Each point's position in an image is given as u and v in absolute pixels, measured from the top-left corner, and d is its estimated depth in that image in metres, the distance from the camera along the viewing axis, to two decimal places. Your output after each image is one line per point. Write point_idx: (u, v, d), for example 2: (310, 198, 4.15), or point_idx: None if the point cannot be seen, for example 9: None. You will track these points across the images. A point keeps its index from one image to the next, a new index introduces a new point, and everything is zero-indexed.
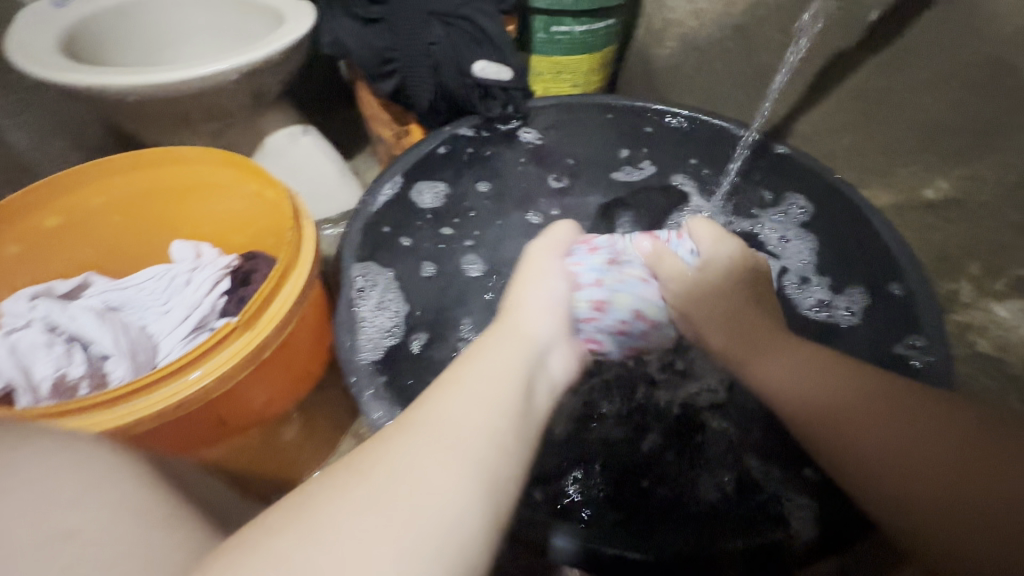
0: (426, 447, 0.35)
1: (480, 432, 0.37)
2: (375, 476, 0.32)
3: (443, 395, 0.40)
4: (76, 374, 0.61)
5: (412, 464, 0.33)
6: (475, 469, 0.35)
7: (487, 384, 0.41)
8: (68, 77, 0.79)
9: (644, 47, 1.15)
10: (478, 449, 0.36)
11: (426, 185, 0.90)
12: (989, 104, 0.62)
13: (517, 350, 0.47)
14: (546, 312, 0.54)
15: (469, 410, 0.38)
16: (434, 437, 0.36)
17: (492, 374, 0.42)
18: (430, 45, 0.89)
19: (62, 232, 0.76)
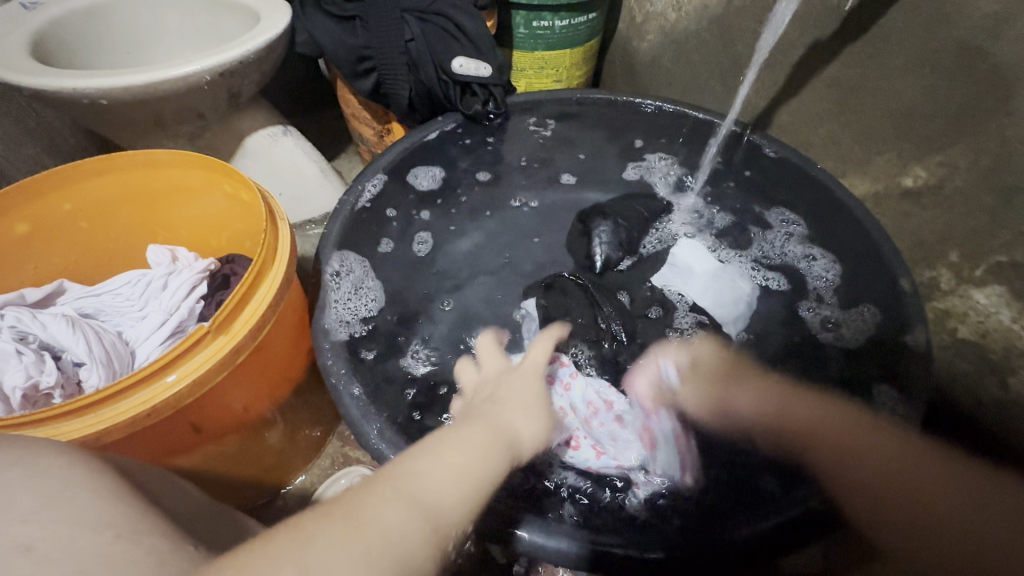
0: (399, 510, 0.34)
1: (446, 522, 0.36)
2: (350, 524, 0.32)
3: (421, 464, 0.39)
4: (48, 383, 0.60)
5: (384, 527, 0.32)
6: (435, 548, 0.34)
7: (465, 472, 0.40)
8: (37, 80, 0.77)
9: (626, 41, 1.15)
10: (439, 526, 0.35)
11: (421, 169, 0.91)
12: (960, 89, 0.63)
13: (502, 448, 0.45)
14: (539, 413, 0.53)
15: (448, 487, 0.38)
16: (410, 508, 0.35)
17: (476, 468, 0.41)
18: (407, 42, 0.88)
19: (34, 238, 0.75)
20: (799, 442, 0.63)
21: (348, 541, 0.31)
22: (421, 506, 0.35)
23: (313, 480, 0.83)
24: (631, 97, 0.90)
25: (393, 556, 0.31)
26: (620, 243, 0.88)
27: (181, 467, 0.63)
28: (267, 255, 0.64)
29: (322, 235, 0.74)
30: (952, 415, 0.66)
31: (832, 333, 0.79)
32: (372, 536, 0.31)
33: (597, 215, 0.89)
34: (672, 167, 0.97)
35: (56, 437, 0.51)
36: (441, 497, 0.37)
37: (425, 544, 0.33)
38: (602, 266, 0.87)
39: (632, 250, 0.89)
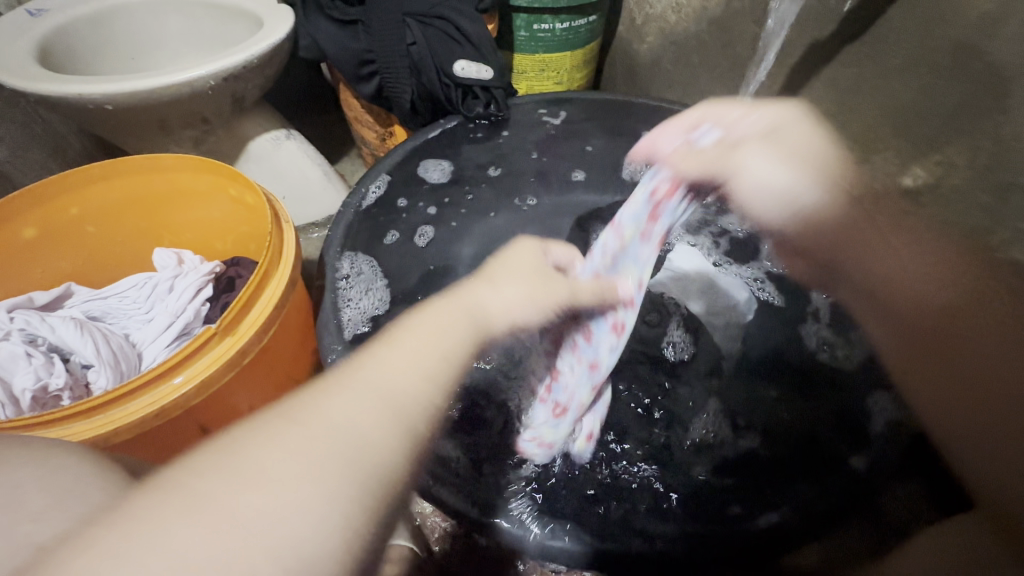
0: (346, 401, 0.34)
1: (392, 401, 0.35)
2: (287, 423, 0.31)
3: (383, 357, 0.38)
4: (58, 385, 0.61)
5: (323, 416, 0.32)
6: (403, 435, 0.34)
7: (431, 352, 0.39)
8: (43, 86, 0.78)
9: (626, 44, 1.16)
10: (405, 412, 0.35)
11: (432, 162, 0.92)
12: (955, 88, 0.62)
13: (462, 324, 0.42)
14: (518, 279, 0.48)
15: (413, 371, 0.37)
16: (358, 400, 0.34)
17: (430, 347, 0.39)
18: (408, 46, 0.89)
19: (42, 242, 0.76)
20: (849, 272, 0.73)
21: (307, 436, 0.31)
22: (382, 396, 0.35)
23: None
24: (654, 102, 0.88)
25: (359, 452, 0.31)
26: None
27: None
28: (273, 256, 0.65)
29: (327, 237, 0.75)
30: None
31: (825, 353, 0.79)
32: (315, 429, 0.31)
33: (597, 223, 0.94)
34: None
35: (64, 437, 0.52)
36: (405, 385, 0.36)
37: (393, 436, 0.33)
38: None
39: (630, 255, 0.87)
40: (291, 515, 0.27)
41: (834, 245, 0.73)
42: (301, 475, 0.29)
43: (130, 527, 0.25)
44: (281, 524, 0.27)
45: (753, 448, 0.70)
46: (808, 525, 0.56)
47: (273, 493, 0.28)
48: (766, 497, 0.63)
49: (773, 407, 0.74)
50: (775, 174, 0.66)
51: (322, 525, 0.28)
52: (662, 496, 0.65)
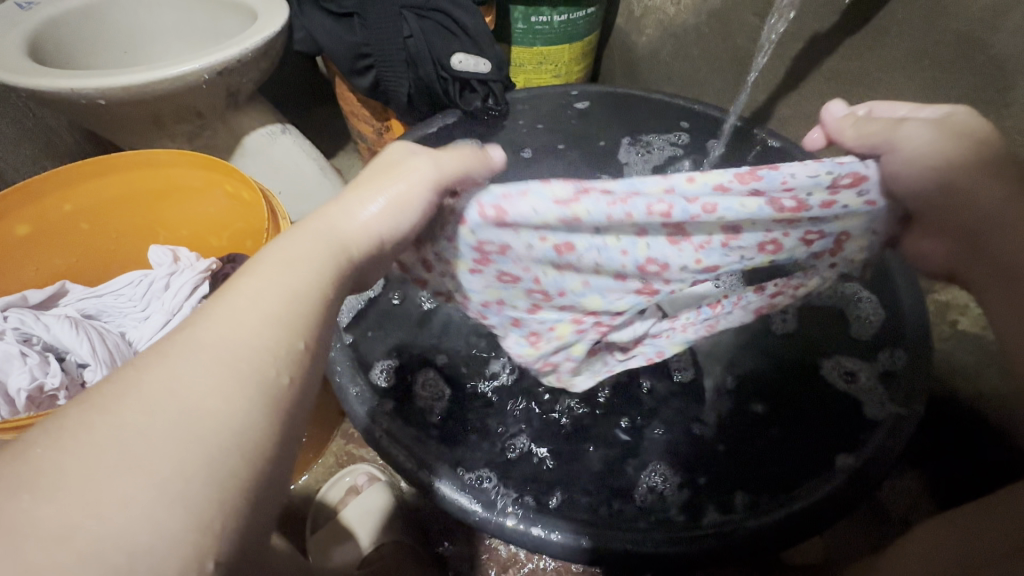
0: (184, 367, 0.30)
1: (238, 360, 0.32)
2: (122, 402, 0.28)
3: (225, 307, 0.34)
4: (53, 385, 0.61)
5: (155, 386, 0.29)
6: (260, 395, 0.31)
7: (274, 293, 0.35)
8: (35, 80, 0.77)
9: (624, 36, 1.15)
10: (259, 367, 0.32)
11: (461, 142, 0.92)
12: (959, 80, 0.63)
13: (317, 258, 0.39)
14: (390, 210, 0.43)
15: (257, 322, 0.33)
16: (193, 363, 0.30)
17: (270, 295, 0.35)
18: (405, 38, 0.88)
19: (33, 240, 0.74)
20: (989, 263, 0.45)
21: (155, 418, 0.28)
22: (232, 355, 0.31)
23: (316, 479, 0.83)
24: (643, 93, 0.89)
25: (213, 426, 0.29)
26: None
27: None
28: None
29: None
30: (957, 408, 0.63)
31: (847, 384, 0.68)
32: (149, 406, 0.28)
33: None
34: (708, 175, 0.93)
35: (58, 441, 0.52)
36: (251, 335, 0.33)
37: (249, 400, 0.31)
38: None
39: None
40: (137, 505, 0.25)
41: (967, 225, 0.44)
42: (133, 465, 0.26)
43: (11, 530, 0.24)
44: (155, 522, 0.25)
45: (756, 419, 0.68)
46: (789, 521, 0.54)
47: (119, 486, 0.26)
48: (769, 477, 0.62)
49: (771, 379, 0.72)
50: (941, 149, 0.43)
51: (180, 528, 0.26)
52: (657, 474, 0.65)
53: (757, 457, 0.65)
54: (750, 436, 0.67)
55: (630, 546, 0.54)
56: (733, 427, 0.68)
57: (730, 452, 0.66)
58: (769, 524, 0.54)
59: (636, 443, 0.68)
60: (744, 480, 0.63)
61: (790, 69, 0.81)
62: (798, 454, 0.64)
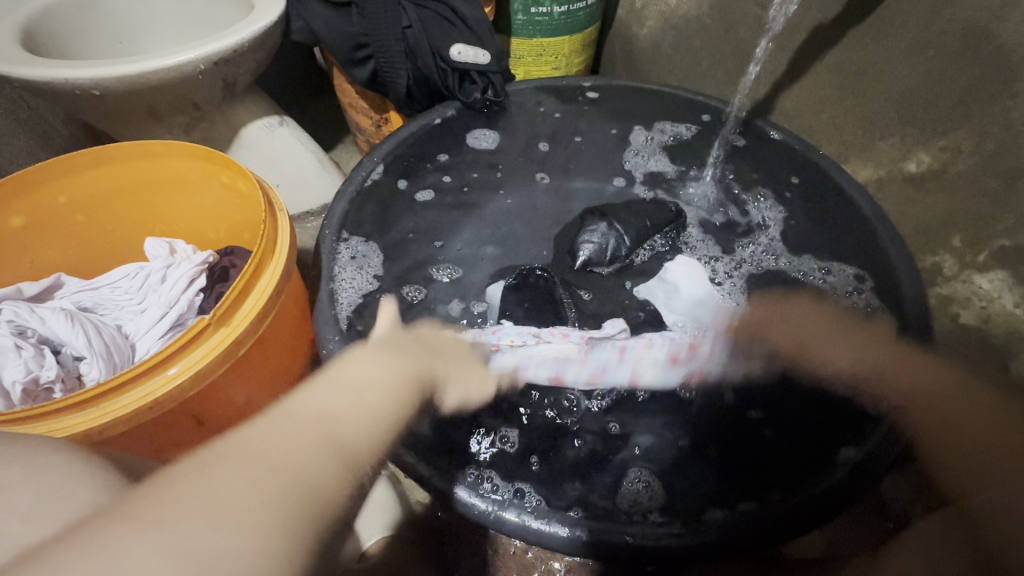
0: (291, 444, 0.36)
1: (333, 445, 0.38)
2: (239, 457, 0.33)
3: (320, 400, 0.41)
4: (49, 378, 0.60)
5: (267, 450, 0.34)
6: (348, 470, 0.37)
7: (360, 407, 0.42)
8: (29, 70, 0.76)
9: (624, 27, 1.14)
10: (343, 453, 0.38)
11: (481, 132, 0.93)
12: (963, 71, 0.62)
13: (372, 391, 0.45)
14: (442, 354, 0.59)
15: (343, 419, 0.40)
16: (301, 442, 0.36)
17: (350, 407, 0.42)
18: (403, 29, 0.87)
19: (28, 232, 0.74)
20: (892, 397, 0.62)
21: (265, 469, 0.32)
22: (327, 440, 0.37)
23: None
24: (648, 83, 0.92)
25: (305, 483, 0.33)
26: (624, 243, 0.80)
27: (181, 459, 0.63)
28: (266, 247, 0.64)
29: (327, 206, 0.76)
30: None
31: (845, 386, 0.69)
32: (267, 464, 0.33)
33: (596, 217, 0.82)
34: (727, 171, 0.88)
35: (55, 435, 0.51)
36: (340, 427, 0.39)
37: (337, 472, 0.36)
38: (582, 263, 0.80)
39: (641, 240, 0.81)
40: (248, 539, 0.28)
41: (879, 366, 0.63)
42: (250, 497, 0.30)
43: (116, 539, 0.26)
44: (232, 533, 0.28)
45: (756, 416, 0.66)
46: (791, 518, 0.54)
47: (237, 523, 0.28)
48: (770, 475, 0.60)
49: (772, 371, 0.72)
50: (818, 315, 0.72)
51: (274, 547, 0.29)
52: (652, 469, 0.63)
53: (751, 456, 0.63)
54: (745, 437, 0.64)
55: (626, 539, 0.54)
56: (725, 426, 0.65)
57: (729, 448, 0.64)
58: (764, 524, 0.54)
59: (631, 433, 0.66)
60: (742, 477, 0.61)
61: (792, 61, 0.81)
62: (802, 449, 0.62)
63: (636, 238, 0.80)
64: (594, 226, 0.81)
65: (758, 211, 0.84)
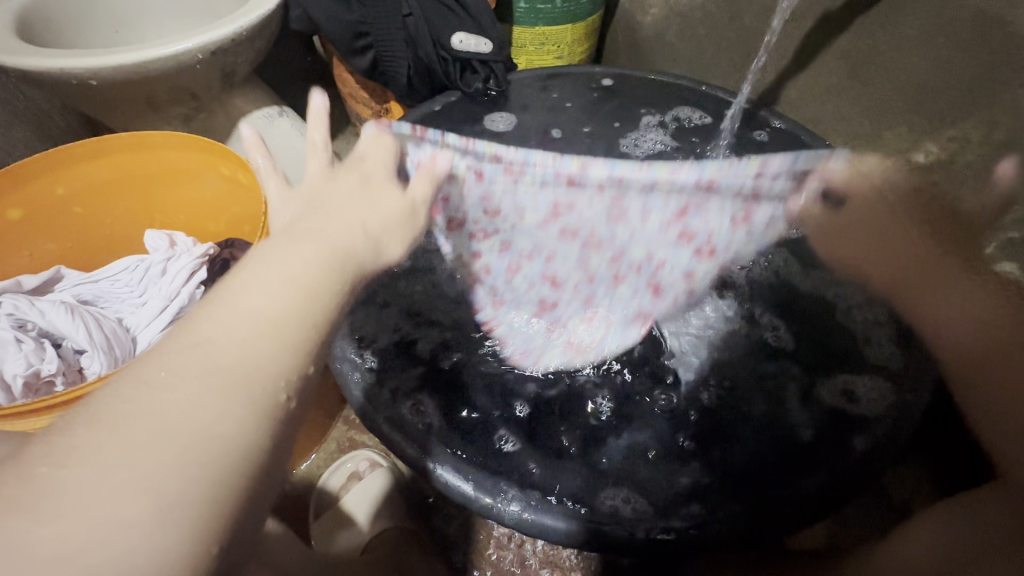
0: (189, 376, 0.31)
1: (241, 367, 0.32)
2: (126, 412, 0.29)
3: (221, 321, 0.34)
4: (50, 371, 0.60)
5: (158, 388, 0.30)
6: (262, 410, 0.32)
7: (275, 314, 0.36)
8: (23, 60, 0.75)
9: (629, 16, 1.12)
10: (264, 385, 0.33)
11: (499, 114, 0.89)
12: (974, 59, 0.61)
13: (279, 285, 0.37)
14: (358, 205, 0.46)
15: (255, 337, 0.34)
16: (198, 371, 0.31)
17: (257, 312, 0.35)
18: (404, 17, 0.86)
19: (27, 224, 0.73)
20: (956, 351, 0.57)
21: (156, 421, 0.29)
22: (231, 372, 0.32)
23: (317, 465, 0.83)
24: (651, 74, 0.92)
25: (202, 439, 0.29)
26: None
27: None
28: (268, 240, 0.64)
29: None
30: None
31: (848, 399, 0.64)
32: (154, 419, 0.29)
33: None
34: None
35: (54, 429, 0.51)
36: (254, 352, 0.34)
37: (239, 412, 0.31)
38: None
39: None
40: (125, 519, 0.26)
41: (917, 280, 0.61)
42: (125, 474, 0.27)
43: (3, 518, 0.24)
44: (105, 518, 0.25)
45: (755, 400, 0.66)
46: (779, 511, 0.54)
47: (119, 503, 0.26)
48: (768, 463, 0.60)
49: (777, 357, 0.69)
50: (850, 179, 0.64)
51: (165, 549, 0.26)
52: (646, 457, 0.62)
53: (750, 453, 0.61)
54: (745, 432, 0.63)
55: (612, 531, 0.53)
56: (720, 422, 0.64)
57: (729, 439, 0.63)
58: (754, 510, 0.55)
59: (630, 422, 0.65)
60: (743, 465, 0.60)
61: (799, 49, 0.79)
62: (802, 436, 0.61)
63: None
64: None
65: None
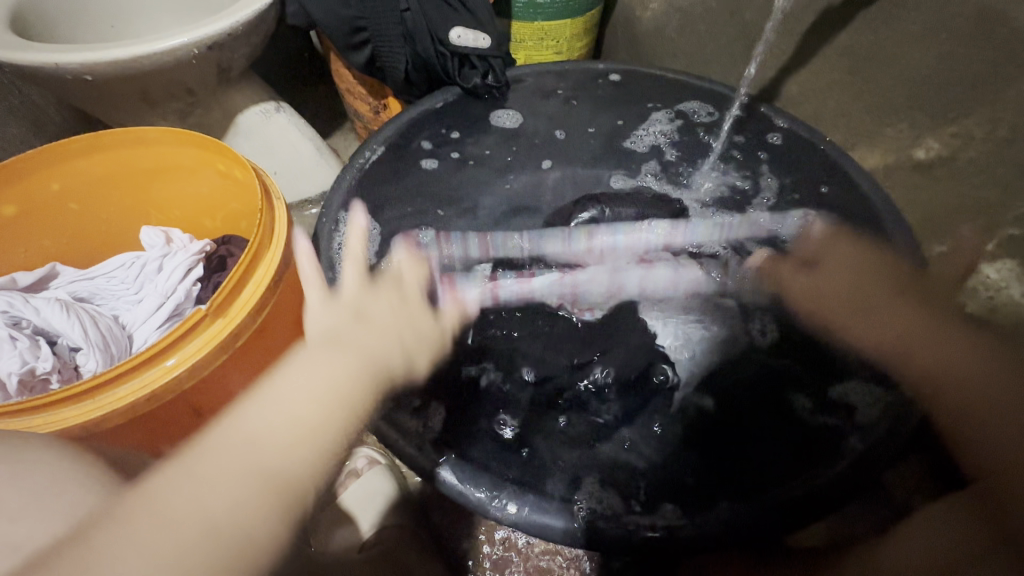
0: (234, 474, 0.40)
1: (274, 468, 0.42)
2: (184, 493, 0.38)
3: (266, 423, 0.44)
4: (45, 369, 0.59)
5: (211, 481, 0.40)
6: (278, 509, 0.40)
7: (309, 416, 0.45)
8: (16, 55, 0.74)
9: (628, 11, 1.11)
10: (288, 484, 0.42)
11: (505, 112, 0.92)
12: (977, 55, 0.60)
13: (314, 391, 0.46)
14: (392, 313, 0.55)
15: (288, 438, 0.43)
16: (242, 467, 0.41)
17: (291, 418, 0.44)
18: (402, 12, 0.85)
19: (21, 221, 0.73)
20: (920, 381, 0.59)
21: (206, 507, 0.38)
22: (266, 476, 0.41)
23: None
24: (657, 69, 0.91)
25: (237, 524, 0.38)
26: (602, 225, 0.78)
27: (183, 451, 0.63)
28: (264, 236, 0.63)
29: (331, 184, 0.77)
30: None
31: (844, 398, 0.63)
32: (202, 507, 0.38)
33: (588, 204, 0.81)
34: (766, 185, 0.81)
35: (49, 426, 0.51)
36: (284, 456, 0.42)
37: (265, 505, 0.40)
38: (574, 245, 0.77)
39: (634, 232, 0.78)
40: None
41: (871, 300, 0.65)
42: (174, 544, 0.35)
43: (78, 563, 0.32)
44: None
45: (760, 390, 0.65)
46: (787, 508, 0.55)
47: (170, 563, 0.34)
48: (774, 460, 0.59)
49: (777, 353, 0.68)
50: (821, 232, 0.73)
51: None
52: (650, 451, 0.62)
53: (745, 459, 0.60)
54: (751, 429, 0.62)
55: (615, 533, 0.54)
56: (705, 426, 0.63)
57: (735, 434, 0.62)
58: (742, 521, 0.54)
59: (631, 418, 0.64)
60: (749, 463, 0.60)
61: (800, 44, 0.79)
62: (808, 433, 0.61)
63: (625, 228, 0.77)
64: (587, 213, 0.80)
65: (788, 231, 0.77)
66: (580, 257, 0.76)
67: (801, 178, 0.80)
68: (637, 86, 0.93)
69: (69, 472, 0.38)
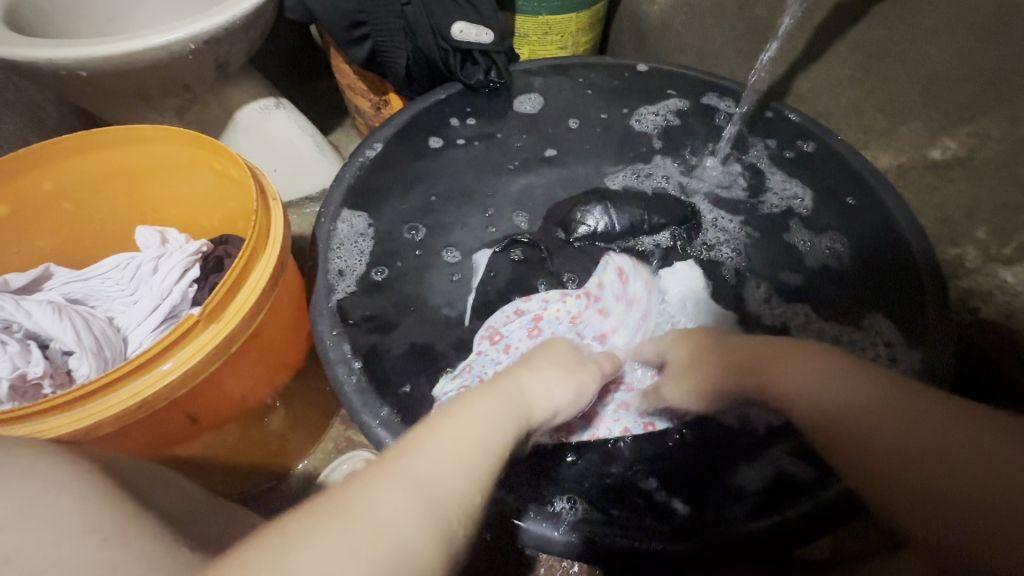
0: (405, 492, 0.33)
1: (452, 494, 0.35)
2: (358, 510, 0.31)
3: (432, 442, 0.37)
4: (35, 374, 0.58)
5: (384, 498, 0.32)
6: (444, 541, 0.32)
7: (485, 448, 0.38)
8: (10, 50, 0.73)
9: (634, 5, 1.09)
10: (460, 519, 0.34)
11: (527, 97, 0.91)
12: (995, 51, 0.59)
13: (493, 423, 0.40)
14: (556, 369, 0.50)
15: (465, 466, 0.36)
16: (418, 490, 0.33)
17: (469, 443, 0.38)
18: (403, 5, 0.83)
19: (13, 220, 0.71)
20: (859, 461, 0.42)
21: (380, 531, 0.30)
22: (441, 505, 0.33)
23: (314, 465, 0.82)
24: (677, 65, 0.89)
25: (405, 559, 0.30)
26: (614, 231, 0.76)
27: (180, 456, 0.62)
28: (259, 239, 0.61)
29: (331, 179, 0.76)
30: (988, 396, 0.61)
31: None
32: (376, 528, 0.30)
33: (593, 198, 0.78)
34: (802, 197, 0.77)
35: (44, 433, 0.50)
36: (460, 485, 0.35)
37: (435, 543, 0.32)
38: (581, 239, 0.76)
39: (636, 231, 0.76)
40: None
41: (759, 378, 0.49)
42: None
43: None
44: None
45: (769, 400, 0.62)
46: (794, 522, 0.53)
47: None
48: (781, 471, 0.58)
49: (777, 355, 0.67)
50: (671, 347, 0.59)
51: None
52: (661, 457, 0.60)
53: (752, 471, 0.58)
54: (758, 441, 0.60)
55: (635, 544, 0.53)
56: (720, 445, 0.60)
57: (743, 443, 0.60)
58: (746, 535, 0.53)
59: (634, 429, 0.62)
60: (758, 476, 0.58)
61: (811, 40, 0.76)
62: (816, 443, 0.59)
63: (628, 227, 0.76)
64: (591, 210, 0.76)
65: (817, 255, 0.73)
66: (577, 309, 0.67)
67: (824, 185, 0.76)
68: (657, 79, 0.90)
69: (63, 484, 0.37)
